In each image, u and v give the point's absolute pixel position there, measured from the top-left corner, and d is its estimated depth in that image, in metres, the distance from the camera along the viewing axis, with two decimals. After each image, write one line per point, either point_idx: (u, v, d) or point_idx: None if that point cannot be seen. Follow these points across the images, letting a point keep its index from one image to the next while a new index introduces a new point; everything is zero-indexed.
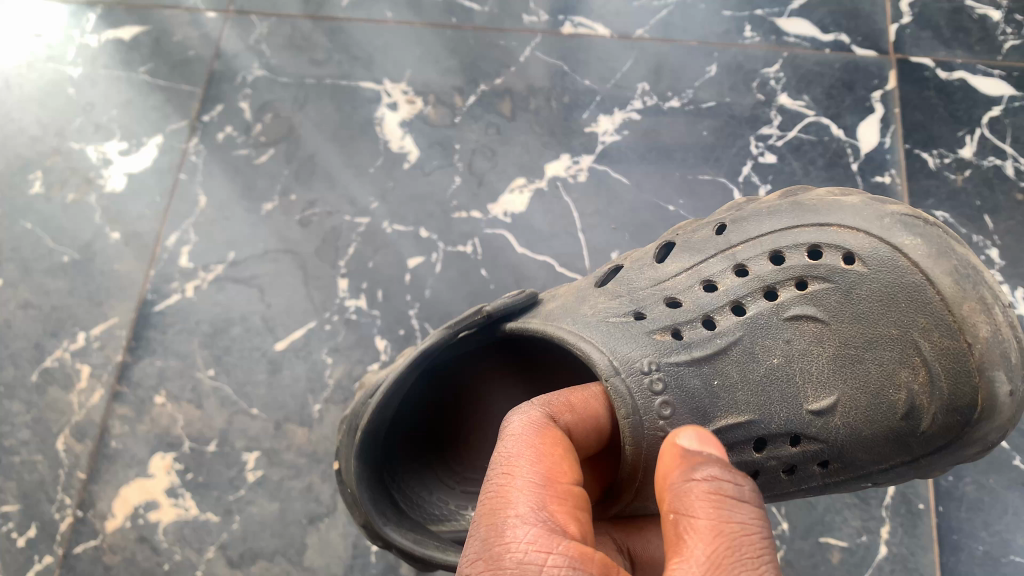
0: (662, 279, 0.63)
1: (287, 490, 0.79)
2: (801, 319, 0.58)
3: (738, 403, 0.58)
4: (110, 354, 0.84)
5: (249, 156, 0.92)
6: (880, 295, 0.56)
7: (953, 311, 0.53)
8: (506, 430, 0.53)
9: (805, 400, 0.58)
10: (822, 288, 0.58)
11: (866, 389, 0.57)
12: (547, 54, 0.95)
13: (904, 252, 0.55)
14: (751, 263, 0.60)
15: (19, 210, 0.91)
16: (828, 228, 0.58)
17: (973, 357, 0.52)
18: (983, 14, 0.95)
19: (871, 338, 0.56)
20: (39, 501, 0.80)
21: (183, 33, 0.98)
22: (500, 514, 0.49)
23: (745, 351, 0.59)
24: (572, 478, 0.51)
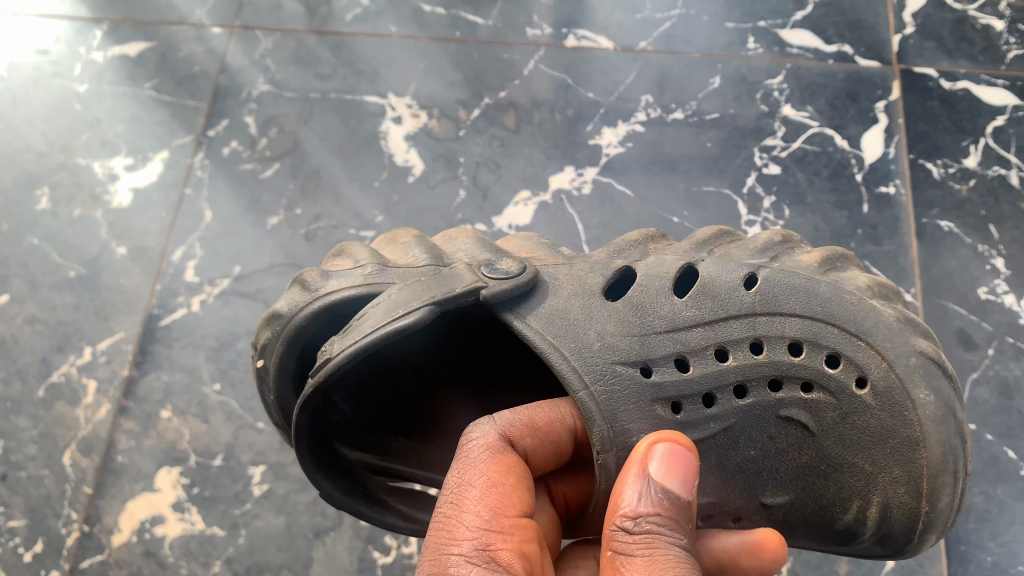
0: (677, 326, 0.53)
1: (293, 504, 0.79)
2: (791, 420, 0.53)
3: (704, 488, 0.54)
4: (116, 369, 0.84)
5: (255, 170, 0.92)
6: (874, 433, 0.52)
7: (930, 479, 0.51)
8: (465, 452, 0.52)
9: (762, 492, 0.55)
10: (826, 398, 0.53)
11: (816, 499, 0.55)
12: (551, 67, 0.96)
13: (915, 408, 0.51)
14: (768, 346, 0.53)
15: (25, 226, 0.92)
16: (857, 341, 0.52)
17: (928, 518, 0.52)
18: (986, 24, 0.95)
19: (845, 462, 0.54)
20: (45, 515, 0.80)
21: (189, 49, 0.99)
22: (444, 548, 0.48)
23: (731, 438, 0.53)
24: (524, 508, 0.50)
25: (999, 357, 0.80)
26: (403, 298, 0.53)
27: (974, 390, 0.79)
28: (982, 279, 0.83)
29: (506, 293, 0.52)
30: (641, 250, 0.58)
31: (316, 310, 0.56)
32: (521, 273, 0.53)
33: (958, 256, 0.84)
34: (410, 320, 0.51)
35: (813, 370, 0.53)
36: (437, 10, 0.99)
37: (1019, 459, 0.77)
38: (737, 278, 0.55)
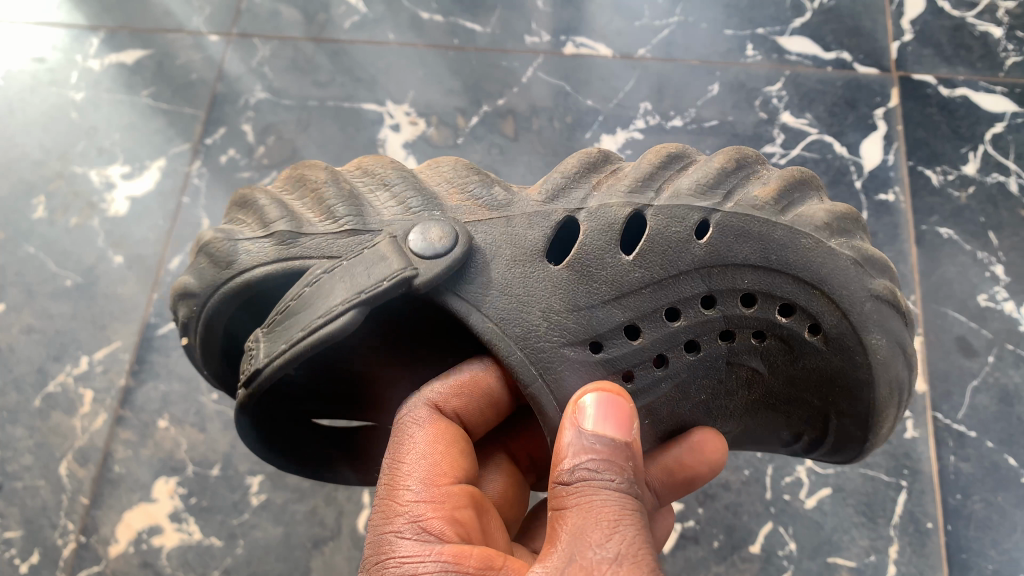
0: (625, 290, 0.50)
1: (291, 513, 0.79)
2: (740, 366, 0.52)
3: (653, 433, 0.54)
4: (113, 378, 0.84)
5: (252, 178, 0.92)
6: (823, 373, 0.52)
7: (874, 412, 0.53)
8: (399, 429, 0.52)
9: (712, 426, 0.56)
10: (775, 345, 0.52)
11: (769, 425, 0.57)
12: (549, 74, 0.95)
13: (866, 353, 0.50)
14: (721, 300, 0.50)
15: (21, 234, 0.91)
16: (813, 288, 0.50)
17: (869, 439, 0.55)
18: (984, 31, 0.95)
19: (793, 395, 0.54)
20: (41, 526, 0.79)
21: (187, 56, 0.99)
22: (378, 523, 0.48)
23: (679, 391, 0.53)
24: (455, 475, 0.50)
25: (999, 365, 0.80)
26: (324, 293, 0.48)
27: (974, 398, 0.79)
28: (982, 286, 0.83)
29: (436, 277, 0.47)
30: (583, 182, 0.51)
31: (231, 289, 0.52)
32: (452, 249, 0.48)
33: (958, 263, 0.84)
34: (342, 324, 0.47)
35: (765, 320, 0.51)
36: (435, 17, 0.99)
37: (1019, 466, 0.77)
38: (687, 225, 0.49)
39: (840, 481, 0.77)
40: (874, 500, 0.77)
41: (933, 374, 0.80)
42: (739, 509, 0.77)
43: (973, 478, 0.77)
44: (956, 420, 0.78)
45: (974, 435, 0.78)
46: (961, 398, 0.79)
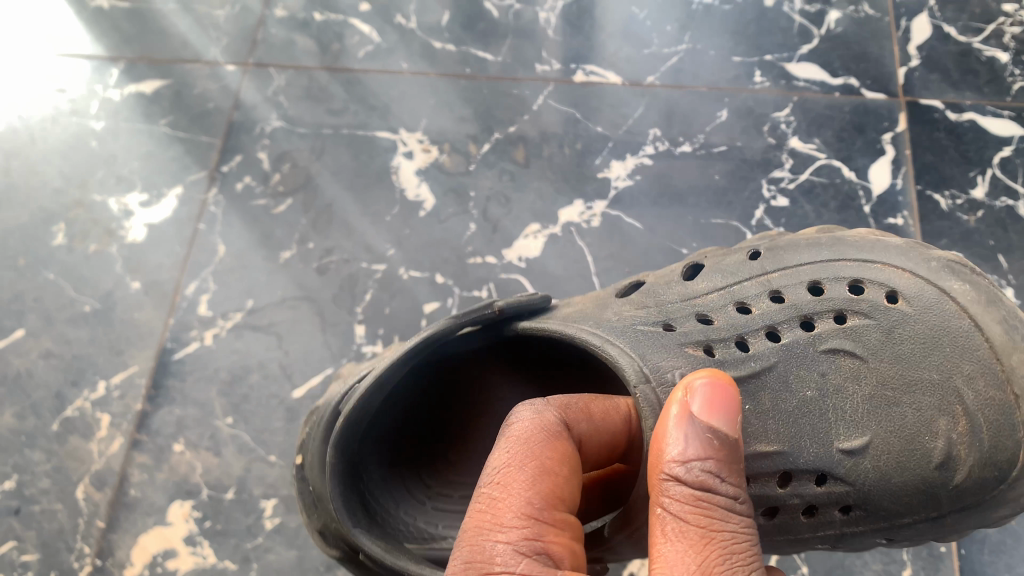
0: (691, 295, 0.61)
1: (304, 537, 0.80)
2: (836, 354, 0.56)
3: (767, 431, 0.56)
4: (129, 403, 0.85)
5: (268, 206, 0.93)
6: (924, 337, 0.56)
7: (999, 359, 0.54)
8: (513, 438, 0.50)
9: (837, 438, 0.55)
10: (863, 322, 0.57)
11: (904, 435, 0.55)
12: (560, 102, 0.97)
13: (951, 295, 0.56)
14: (787, 291, 0.59)
15: (41, 261, 0.93)
16: (871, 265, 0.58)
17: (1019, 404, 0.53)
18: (991, 56, 0.96)
19: (911, 381, 0.55)
20: (58, 549, 0.80)
21: (203, 86, 1.01)
22: (487, 530, 0.47)
23: (779, 377, 0.56)
24: (568, 502, 0.49)
25: None
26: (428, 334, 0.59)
27: None
28: None
29: (516, 306, 0.61)
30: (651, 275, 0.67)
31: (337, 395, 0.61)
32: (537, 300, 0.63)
33: None
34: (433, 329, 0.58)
35: (839, 303, 0.57)
36: (448, 47, 1.01)
37: None
38: (739, 256, 0.63)
39: None
40: None
41: None
42: None
43: None
44: None
45: None
46: None
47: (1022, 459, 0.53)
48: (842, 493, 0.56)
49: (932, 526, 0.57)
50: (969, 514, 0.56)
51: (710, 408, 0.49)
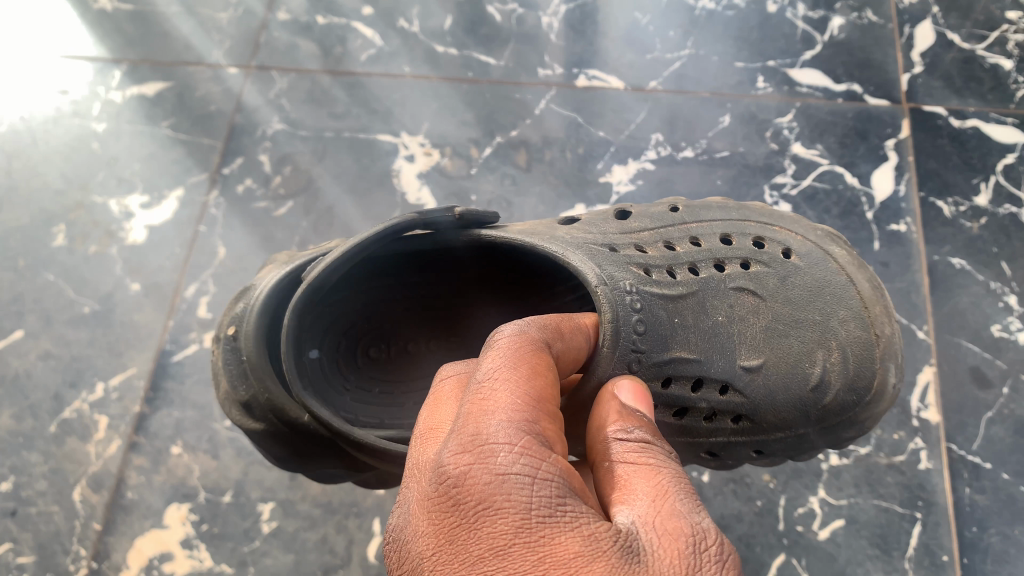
0: (629, 230, 0.66)
1: (302, 541, 0.78)
2: (740, 291, 0.64)
3: (688, 341, 0.60)
4: (128, 405, 0.84)
5: (268, 208, 0.93)
6: (812, 286, 0.65)
7: (866, 306, 0.65)
8: (499, 343, 0.48)
9: (740, 355, 0.62)
10: (764, 270, 0.65)
11: (791, 358, 0.63)
12: (562, 105, 0.97)
13: (835, 258, 0.68)
14: (705, 240, 0.66)
15: (42, 262, 0.92)
16: (769, 227, 0.69)
17: (879, 344, 0.65)
18: (994, 63, 0.95)
19: (800, 317, 0.64)
20: (54, 552, 0.79)
21: (206, 88, 1.01)
22: (487, 411, 0.44)
23: (702, 302, 0.62)
24: (557, 404, 0.47)
25: (1015, 396, 0.79)
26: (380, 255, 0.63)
27: (989, 429, 0.78)
28: (995, 316, 0.83)
29: (477, 215, 0.61)
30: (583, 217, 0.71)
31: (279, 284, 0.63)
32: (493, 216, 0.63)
33: (971, 293, 0.84)
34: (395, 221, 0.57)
35: (745, 253, 0.66)
36: (450, 51, 1.01)
37: None
38: (663, 208, 0.69)
39: (853, 512, 0.75)
40: (888, 532, 0.75)
41: (949, 405, 0.79)
42: (751, 540, 0.75)
43: (989, 511, 0.75)
44: (971, 451, 0.77)
45: (990, 467, 0.77)
46: (975, 429, 0.78)
47: (876, 384, 0.65)
48: (737, 403, 0.63)
49: (795, 441, 0.66)
50: (826, 431, 0.66)
51: (636, 395, 0.53)
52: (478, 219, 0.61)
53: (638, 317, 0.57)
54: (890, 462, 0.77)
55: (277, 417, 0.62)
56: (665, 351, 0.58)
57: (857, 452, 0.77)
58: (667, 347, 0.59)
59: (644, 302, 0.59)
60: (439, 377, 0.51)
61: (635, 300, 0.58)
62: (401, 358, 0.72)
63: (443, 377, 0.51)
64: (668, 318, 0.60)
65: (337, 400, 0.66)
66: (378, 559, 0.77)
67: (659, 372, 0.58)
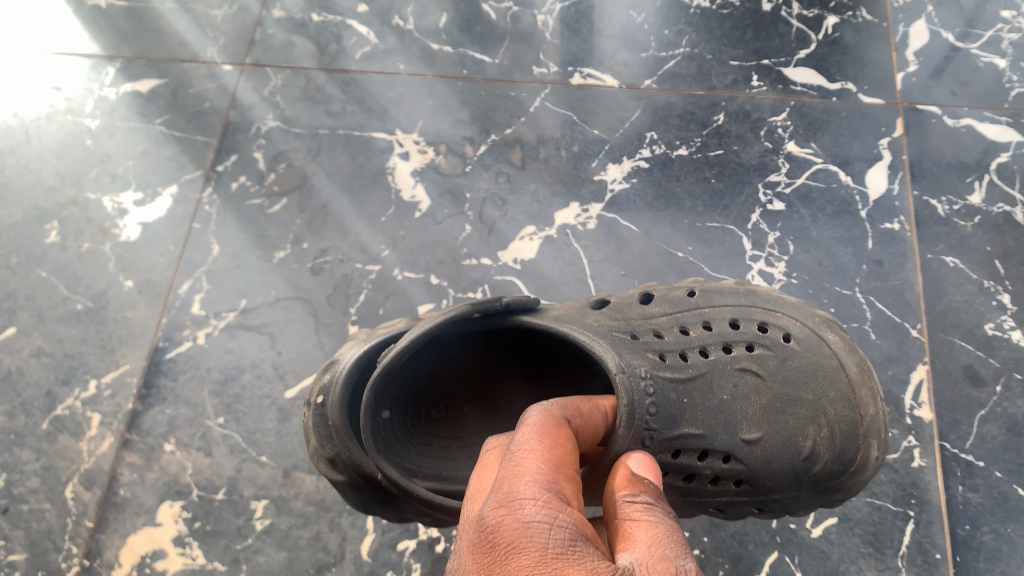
0: (649, 315, 0.67)
1: (295, 538, 0.78)
2: (744, 372, 0.64)
3: (694, 418, 0.63)
4: (121, 402, 0.84)
5: (263, 205, 0.93)
6: (807, 369, 0.65)
7: (853, 388, 0.64)
8: (528, 418, 0.51)
9: (740, 429, 0.63)
10: (766, 353, 0.65)
11: (783, 433, 0.63)
12: (557, 104, 0.97)
13: (829, 344, 0.66)
14: (716, 324, 0.67)
15: (34, 259, 0.92)
16: (775, 311, 0.68)
17: (864, 426, 0.63)
18: (988, 62, 0.96)
19: (793, 396, 0.64)
20: (45, 549, 0.78)
21: (201, 85, 1.01)
22: (518, 474, 0.47)
23: (708, 382, 0.64)
24: (577, 472, 0.50)
25: (1008, 395, 0.79)
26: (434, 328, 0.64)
27: (982, 427, 0.78)
28: (988, 315, 0.83)
29: (522, 303, 0.63)
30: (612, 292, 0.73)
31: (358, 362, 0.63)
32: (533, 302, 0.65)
33: (964, 292, 0.84)
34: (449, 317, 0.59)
35: (751, 336, 0.66)
36: (445, 49, 1.01)
37: None
38: (682, 289, 0.70)
39: (847, 510, 0.75)
40: (880, 530, 0.75)
41: (941, 403, 0.79)
42: (744, 539, 0.75)
43: (982, 509, 0.75)
44: (964, 449, 0.77)
45: (982, 465, 0.77)
46: (969, 427, 0.78)
47: (864, 460, 0.63)
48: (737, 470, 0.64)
49: (793, 502, 0.66)
50: (819, 495, 0.65)
51: (646, 463, 0.55)
52: (525, 306, 0.63)
53: (651, 400, 0.61)
54: (883, 460, 0.77)
55: (357, 474, 0.63)
56: (673, 431, 0.61)
57: None
58: (676, 427, 0.62)
59: (655, 387, 0.62)
60: (483, 448, 0.54)
61: (648, 385, 0.61)
62: (459, 421, 0.70)
63: (485, 446, 0.54)
64: (677, 398, 0.62)
65: (407, 455, 0.65)
66: (372, 557, 0.77)
67: (668, 446, 0.61)
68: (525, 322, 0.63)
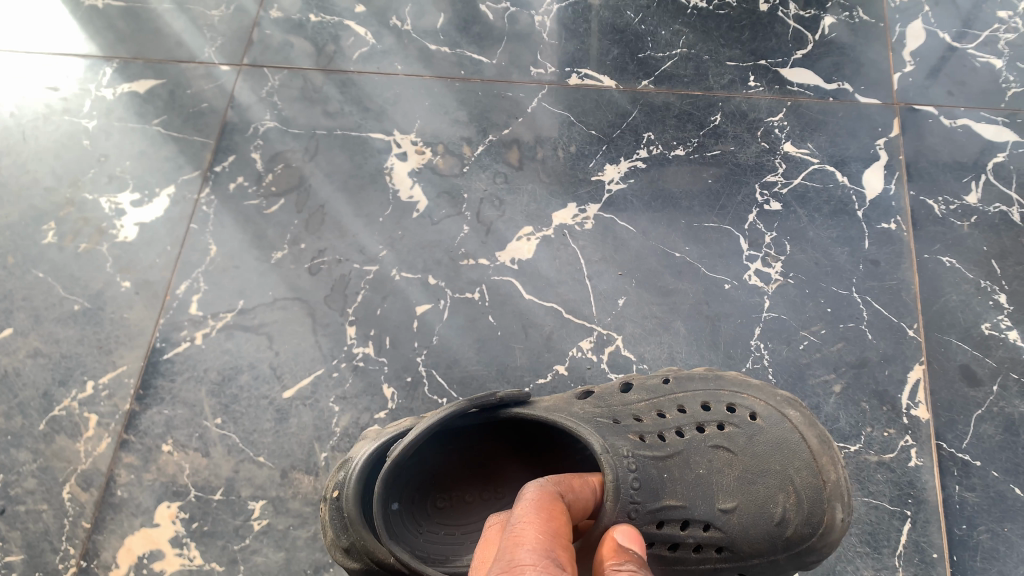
0: (628, 402, 0.70)
1: (293, 539, 0.78)
2: (717, 448, 0.66)
3: (673, 490, 0.64)
4: (118, 403, 0.84)
5: (260, 206, 0.93)
6: (773, 442, 0.66)
7: (816, 456, 0.65)
8: (522, 497, 0.54)
9: (716, 500, 0.64)
10: (735, 430, 0.67)
11: (755, 501, 0.64)
12: (554, 104, 0.97)
13: (791, 419, 0.68)
14: (689, 407, 0.69)
15: (31, 259, 0.91)
16: (743, 394, 0.70)
17: (827, 489, 0.64)
18: (985, 62, 0.96)
19: (762, 466, 0.65)
20: (42, 550, 0.78)
21: (198, 86, 1.01)
22: (519, 543, 0.49)
23: (683, 460, 0.65)
24: (570, 541, 0.52)
25: (1004, 394, 0.79)
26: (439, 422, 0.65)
27: (979, 426, 0.78)
28: (985, 314, 0.83)
29: (512, 395, 0.65)
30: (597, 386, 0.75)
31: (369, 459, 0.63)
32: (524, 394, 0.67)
33: (961, 291, 0.84)
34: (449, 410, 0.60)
35: (721, 416, 0.68)
36: (443, 49, 1.02)
37: None
38: (658, 378, 0.72)
39: None
40: (878, 529, 0.74)
41: (938, 403, 0.79)
42: None
43: (979, 509, 0.75)
44: (961, 449, 0.77)
45: (979, 464, 0.77)
46: (965, 427, 0.78)
47: (835, 522, 0.63)
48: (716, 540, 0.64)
49: (773, 568, 0.65)
50: (796, 560, 0.65)
51: (631, 535, 0.56)
52: (516, 399, 0.65)
53: (633, 475, 0.62)
54: (880, 459, 0.77)
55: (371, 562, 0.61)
56: (655, 503, 0.62)
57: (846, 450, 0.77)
58: (657, 499, 0.62)
59: (636, 464, 0.63)
60: (486, 525, 0.57)
61: (630, 463, 0.63)
62: (457, 509, 0.68)
63: (489, 526, 0.56)
64: (657, 474, 0.64)
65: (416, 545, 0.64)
66: None
67: (652, 518, 0.62)
68: (516, 412, 0.64)
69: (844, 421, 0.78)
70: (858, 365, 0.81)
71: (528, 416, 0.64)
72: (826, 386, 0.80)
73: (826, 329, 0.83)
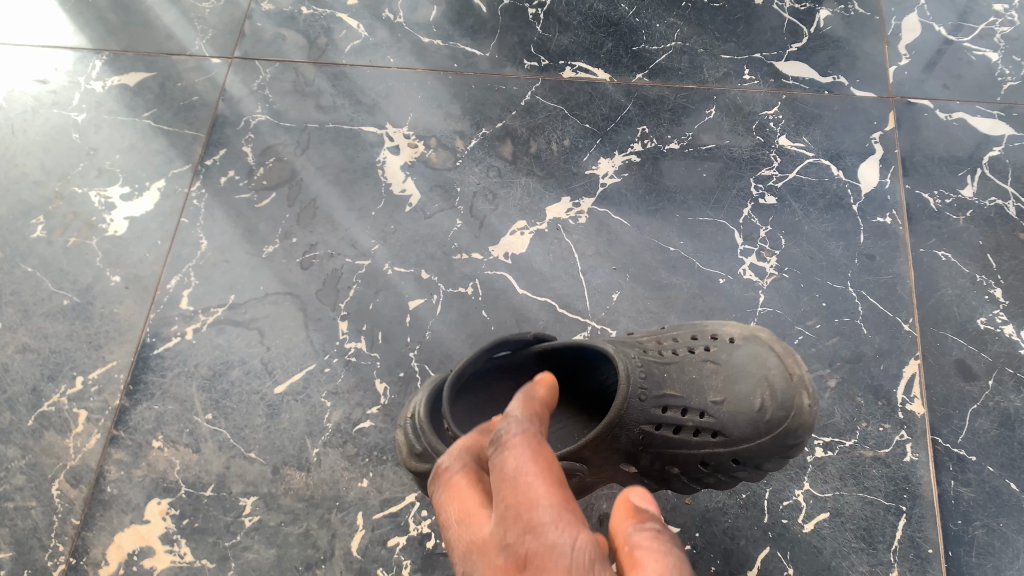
0: (638, 339, 0.71)
1: (284, 535, 0.77)
2: (706, 360, 0.65)
3: (667, 385, 0.64)
4: (108, 398, 0.83)
5: (251, 199, 0.92)
6: (754, 347, 0.64)
7: (790, 369, 0.62)
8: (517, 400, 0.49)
9: (707, 396, 0.63)
10: (722, 345, 0.66)
11: (740, 390, 0.62)
12: (548, 97, 0.96)
13: (766, 334, 0.66)
14: (682, 335, 0.69)
15: (19, 253, 0.90)
16: (734, 322, 0.69)
17: (800, 381, 0.61)
18: (980, 56, 0.96)
19: (743, 369, 0.63)
20: (31, 547, 0.77)
21: (189, 79, 1.00)
22: (520, 442, 0.45)
23: (676, 367, 0.65)
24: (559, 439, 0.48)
25: (1000, 388, 0.79)
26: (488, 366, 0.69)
27: (974, 421, 0.78)
28: (980, 309, 0.83)
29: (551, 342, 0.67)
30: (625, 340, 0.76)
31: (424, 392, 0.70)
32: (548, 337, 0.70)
33: (956, 286, 0.84)
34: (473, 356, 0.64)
35: (712, 333, 0.68)
36: (436, 42, 1.01)
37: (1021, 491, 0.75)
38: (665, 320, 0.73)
39: (839, 505, 0.74)
40: (873, 525, 0.74)
41: (933, 397, 0.79)
42: (737, 533, 0.73)
43: (975, 504, 0.75)
44: (956, 444, 0.77)
45: (974, 459, 0.76)
46: (961, 422, 0.78)
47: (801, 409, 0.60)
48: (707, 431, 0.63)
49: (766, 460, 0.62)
50: (778, 450, 0.61)
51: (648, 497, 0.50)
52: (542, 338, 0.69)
53: (637, 371, 0.64)
54: (875, 454, 0.76)
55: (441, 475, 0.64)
56: (652, 392, 0.63)
57: (841, 446, 0.77)
58: (656, 390, 0.63)
59: (638, 365, 0.65)
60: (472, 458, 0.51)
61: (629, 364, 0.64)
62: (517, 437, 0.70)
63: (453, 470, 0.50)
64: (653, 372, 0.64)
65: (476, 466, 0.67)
66: (362, 553, 0.76)
67: (651, 410, 0.63)
68: (543, 347, 0.68)
69: (839, 416, 0.78)
70: (853, 360, 0.80)
71: (553, 349, 0.67)
72: (821, 381, 0.80)
73: (822, 323, 0.82)
